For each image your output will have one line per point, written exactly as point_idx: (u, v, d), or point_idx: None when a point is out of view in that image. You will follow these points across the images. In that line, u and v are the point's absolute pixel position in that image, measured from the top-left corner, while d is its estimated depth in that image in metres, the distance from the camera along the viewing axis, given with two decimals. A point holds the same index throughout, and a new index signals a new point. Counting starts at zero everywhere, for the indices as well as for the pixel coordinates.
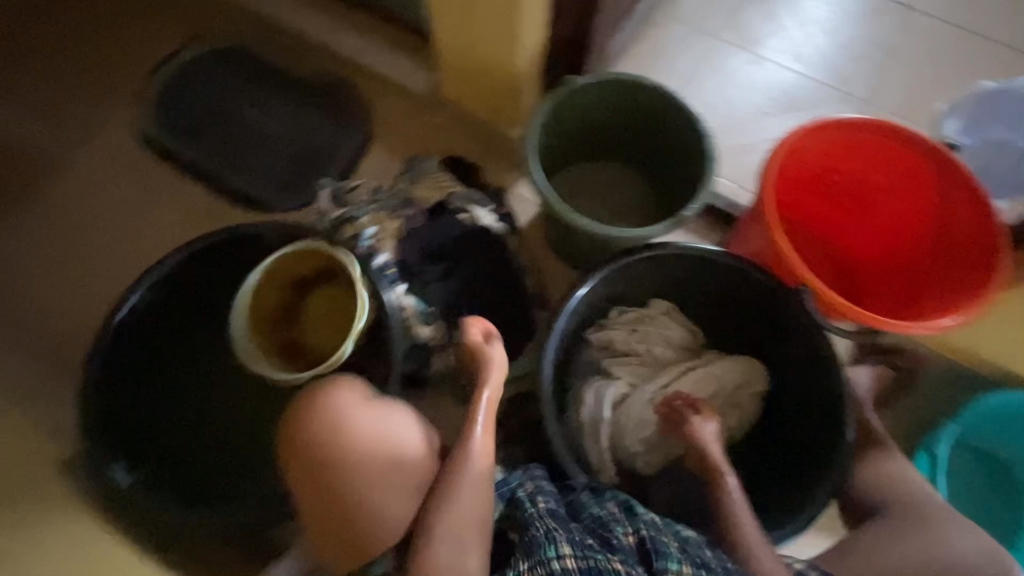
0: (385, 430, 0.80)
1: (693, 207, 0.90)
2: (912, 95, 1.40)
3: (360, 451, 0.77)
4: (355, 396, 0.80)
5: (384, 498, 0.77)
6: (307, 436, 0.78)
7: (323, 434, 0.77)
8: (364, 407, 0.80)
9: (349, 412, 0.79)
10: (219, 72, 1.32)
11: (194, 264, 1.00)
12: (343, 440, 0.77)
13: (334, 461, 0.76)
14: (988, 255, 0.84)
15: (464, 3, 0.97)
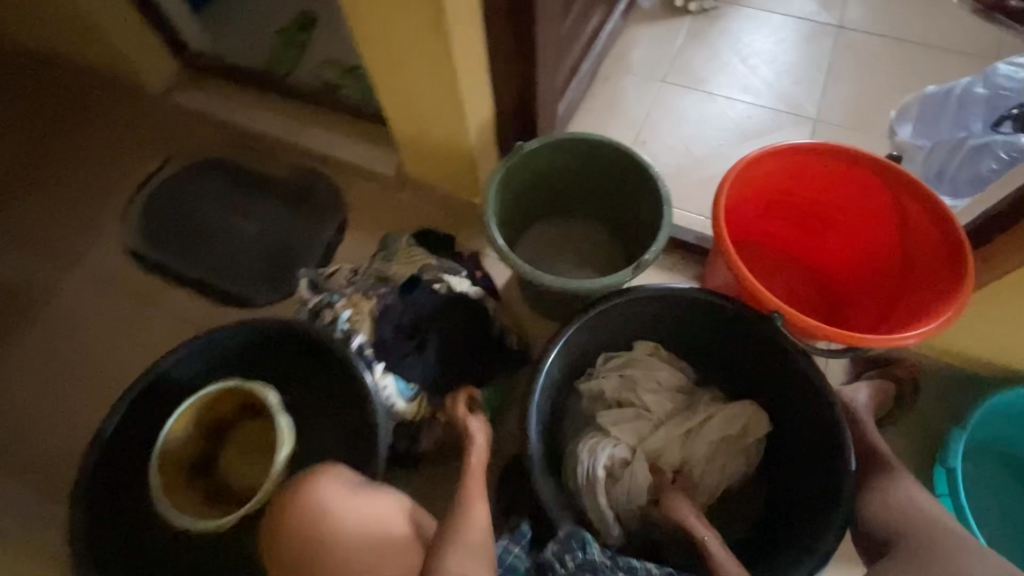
0: (374, 512, 0.73)
1: (653, 249, 0.92)
2: (860, 107, 1.45)
3: (346, 535, 0.70)
4: (338, 487, 0.75)
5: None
6: (287, 537, 0.71)
7: (302, 534, 0.71)
8: (348, 498, 0.73)
9: (336, 496, 0.73)
10: (199, 181, 1.40)
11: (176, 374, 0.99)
12: (325, 536, 0.70)
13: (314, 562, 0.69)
14: (955, 256, 0.81)
15: (411, 90, 1.03)
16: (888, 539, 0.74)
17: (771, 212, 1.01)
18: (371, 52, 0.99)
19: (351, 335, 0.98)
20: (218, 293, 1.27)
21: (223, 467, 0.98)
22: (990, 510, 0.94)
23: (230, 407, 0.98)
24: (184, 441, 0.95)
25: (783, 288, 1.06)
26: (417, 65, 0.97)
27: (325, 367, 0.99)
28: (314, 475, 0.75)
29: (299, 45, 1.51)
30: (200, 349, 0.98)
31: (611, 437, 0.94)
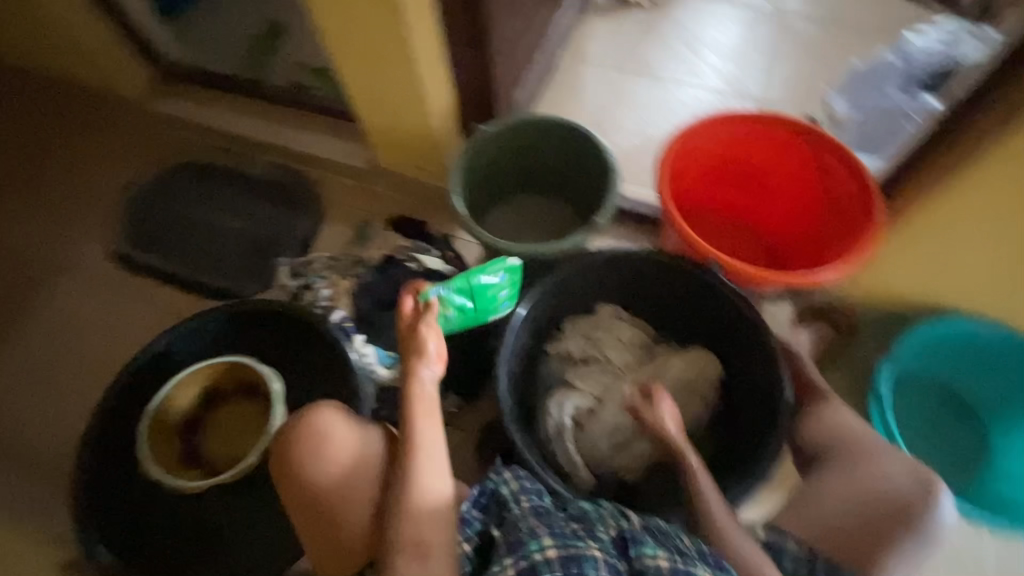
0: (362, 449, 0.82)
1: (601, 216, 1.02)
2: (799, 84, 1.56)
3: (340, 466, 0.80)
4: (336, 419, 0.82)
5: (360, 513, 0.79)
6: (293, 457, 0.81)
7: (307, 457, 0.80)
8: (345, 430, 0.82)
9: (329, 433, 0.81)
10: (177, 182, 1.46)
11: (173, 352, 1.06)
12: (324, 457, 0.80)
13: (313, 478, 0.80)
14: (868, 202, 0.93)
15: (374, 82, 1.11)
16: (819, 453, 0.86)
17: (713, 177, 1.11)
18: (336, 49, 1.05)
19: (332, 312, 1.07)
20: (203, 288, 1.33)
21: (216, 449, 1.04)
22: (927, 436, 1.04)
23: (201, 394, 1.04)
24: (173, 426, 1.02)
25: (730, 245, 1.17)
26: (380, 58, 1.04)
27: (309, 341, 1.06)
28: (310, 415, 0.82)
29: (269, 51, 1.58)
30: (194, 329, 1.06)
31: (578, 389, 1.02)
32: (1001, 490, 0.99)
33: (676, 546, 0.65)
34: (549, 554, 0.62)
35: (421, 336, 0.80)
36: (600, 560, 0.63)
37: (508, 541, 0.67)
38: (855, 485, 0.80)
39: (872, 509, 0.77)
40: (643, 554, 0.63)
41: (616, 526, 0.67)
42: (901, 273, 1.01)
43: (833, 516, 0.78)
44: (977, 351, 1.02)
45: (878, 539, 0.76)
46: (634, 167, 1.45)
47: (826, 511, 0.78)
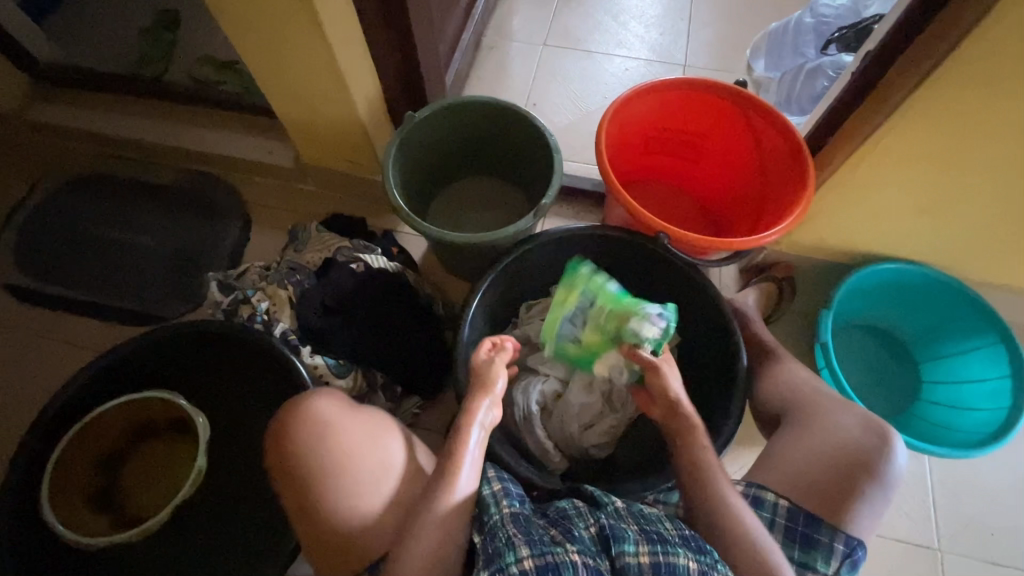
0: (373, 437, 0.75)
1: (548, 195, 0.99)
2: (722, 49, 1.58)
3: (348, 453, 0.73)
4: (335, 402, 0.76)
5: (372, 504, 0.72)
6: (291, 449, 0.73)
7: (309, 442, 0.73)
8: (347, 413, 0.76)
9: (335, 419, 0.74)
10: (77, 201, 1.32)
11: (91, 392, 0.93)
12: (328, 440, 0.73)
13: (318, 465, 0.72)
14: (798, 159, 0.94)
15: (287, 72, 1.01)
16: (780, 413, 0.87)
17: (649, 147, 1.13)
18: (242, 41, 0.96)
19: (273, 325, 0.99)
20: (122, 315, 1.21)
21: (131, 491, 0.99)
22: (861, 374, 1.12)
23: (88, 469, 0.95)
24: (77, 492, 0.93)
25: (672, 213, 1.19)
26: (293, 49, 0.95)
27: (252, 360, 0.99)
28: (314, 401, 0.75)
29: (163, 45, 1.42)
30: (108, 364, 0.92)
31: (541, 373, 1.01)
32: (925, 422, 1.05)
33: (657, 535, 0.64)
34: (526, 565, 0.59)
35: (491, 371, 0.81)
36: (579, 564, 0.59)
37: (487, 553, 0.65)
38: (815, 443, 0.78)
39: (835, 461, 0.75)
40: (623, 552, 0.61)
41: (597, 522, 0.67)
42: (831, 227, 1.06)
43: (796, 474, 0.76)
44: (903, 293, 1.10)
45: (845, 493, 0.73)
46: (571, 143, 1.44)
47: (788, 470, 0.76)
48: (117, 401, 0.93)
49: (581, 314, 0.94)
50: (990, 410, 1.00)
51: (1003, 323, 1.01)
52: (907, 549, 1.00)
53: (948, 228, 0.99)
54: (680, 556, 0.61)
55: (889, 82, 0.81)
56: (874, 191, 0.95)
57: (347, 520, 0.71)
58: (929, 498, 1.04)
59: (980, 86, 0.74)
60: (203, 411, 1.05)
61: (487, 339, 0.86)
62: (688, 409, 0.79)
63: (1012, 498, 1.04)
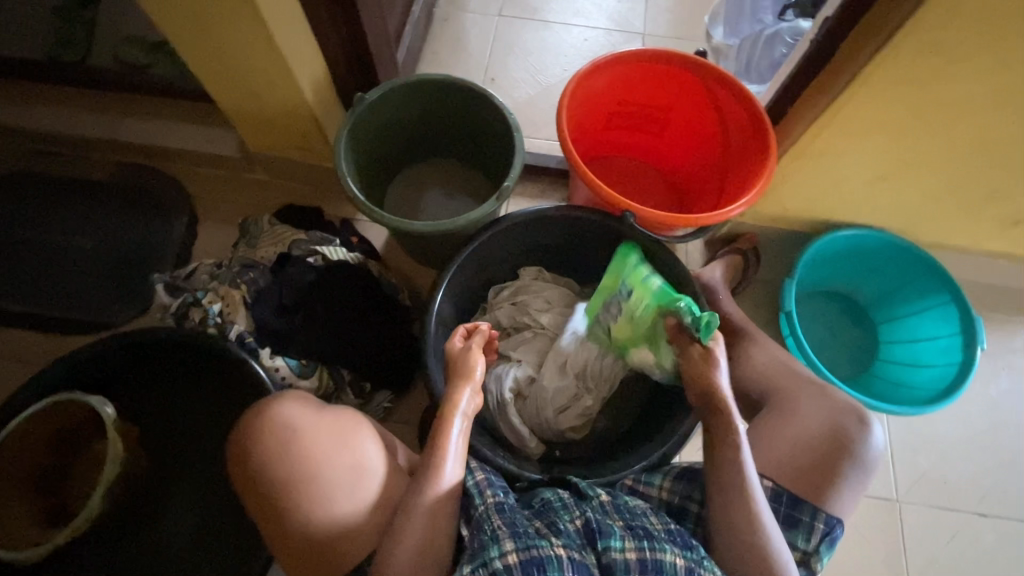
0: (343, 444, 0.71)
1: (510, 177, 0.96)
2: (681, 16, 1.54)
3: (316, 463, 0.69)
4: (301, 406, 0.73)
5: (345, 512, 0.69)
6: (259, 461, 0.70)
7: (275, 453, 0.69)
8: (315, 417, 0.72)
9: (299, 426, 0.71)
10: (0, 201, 1.21)
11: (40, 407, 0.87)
12: (296, 449, 0.69)
13: (288, 474, 0.69)
14: (760, 128, 0.93)
15: (222, 55, 0.94)
16: (757, 391, 0.89)
17: (612, 121, 1.10)
18: (169, 23, 0.88)
19: (227, 329, 0.93)
20: (64, 323, 1.12)
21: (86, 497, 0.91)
22: (824, 339, 1.15)
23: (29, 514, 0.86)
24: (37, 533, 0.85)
25: (638, 188, 1.18)
26: (225, 29, 0.88)
27: (210, 363, 0.94)
28: (276, 408, 0.72)
29: (83, 26, 1.30)
30: (59, 375, 0.88)
31: (514, 359, 0.99)
32: (884, 381, 1.09)
33: (643, 531, 0.65)
34: (510, 559, 0.58)
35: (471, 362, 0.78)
36: (563, 559, 0.59)
37: (472, 546, 0.64)
38: (796, 426, 0.80)
39: (812, 441, 0.78)
40: (609, 548, 0.62)
41: (582, 515, 0.66)
42: (794, 196, 1.07)
43: (776, 452, 0.78)
44: (861, 258, 1.12)
45: (826, 472, 0.76)
46: (532, 120, 1.40)
47: (768, 450, 0.79)
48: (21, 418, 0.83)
49: (617, 305, 0.90)
50: (943, 366, 1.05)
51: (953, 282, 1.05)
52: (869, 504, 1.05)
53: (905, 194, 1.01)
54: (667, 553, 0.62)
55: (849, 49, 0.81)
56: (835, 159, 0.96)
57: (325, 524, 0.68)
58: (890, 453, 1.09)
59: (937, 51, 0.74)
60: (160, 422, 0.99)
61: (460, 328, 0.84)
62: (728, 397, 0.74)
63: (964, 449, 1.10)
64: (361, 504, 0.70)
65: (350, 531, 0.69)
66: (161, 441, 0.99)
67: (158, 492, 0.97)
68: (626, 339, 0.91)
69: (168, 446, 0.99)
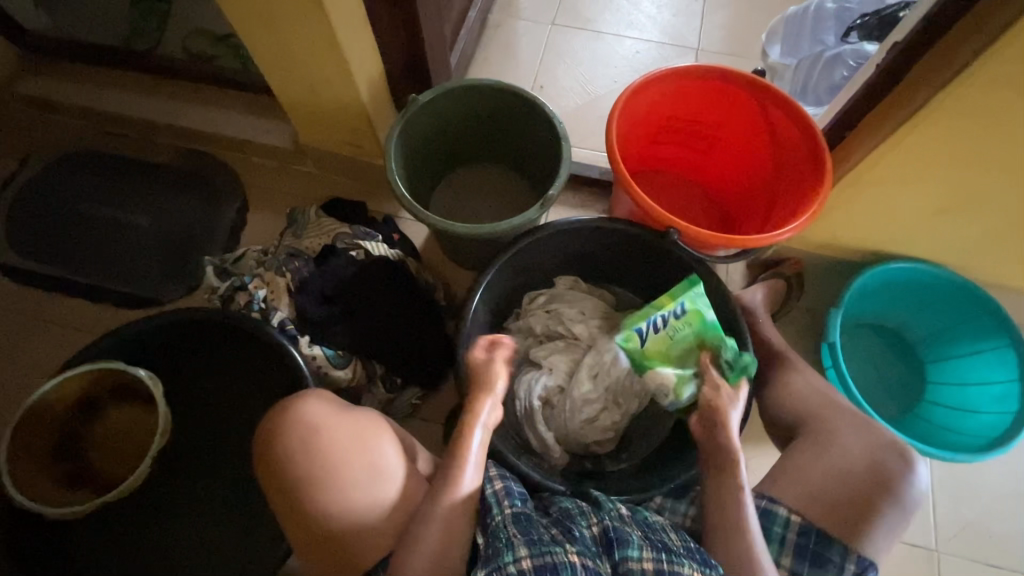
0: (364, 444, 0.73)
1: (555, 185, 0.95)
2: (737, 33, 1.52)
3: (336, 461, 0.70)
4: (323, 404, 0.74)
5: (364, 511, 0.70)
6: (281, 454, 0.71)
7: (297, 447, 0.71)
8: (337, 415, 0.74)
9: (322, 423, 0.72)
10: (68, 176, 1.28)
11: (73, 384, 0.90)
12: (316, 443, 0.71)
13: (308, 467, 0.70)
14: (816, 152, 0.92)
15: (287, 51, 0.97)
16: (794, 422, 0.87)
17: (661, 136, 1.09)
18: (241, 19, 0.92)
19: (270, 314, 0.96)
20: (117, 297, 1.18)
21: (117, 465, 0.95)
22: (866, 374, 1.11)
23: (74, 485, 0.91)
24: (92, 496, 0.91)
25: (681, 206, 1.16)
26: (291, 26, 0.91)
27: (250, 346, 0.97)
28: (298, 404, 0.74)
29: (158, 16, 1.37)
30: (113, 348, 0.92)
31: (545, 367, 0.98)
32: (930, 424, 1.04)
33: (662, 543, 0.64)
34: (524, 565, 0.58)
35: (494, 369, 0.79)
36: (578, 566, 0.59)
37: (486, 552, 0.64)
38: (830, 461, 0.77)
39: (850, 479, 0.75)
40: (627, 557, 0.61)
41: (600, 522, 0.67)
42: (845, 223, 1.04)
43: (813, 487, 0.75)
44: (910, 294, 1.08)
45: (864, 512, 0.73)
46: (578, 130, 1.40)
47: (803, 485, 0.76)
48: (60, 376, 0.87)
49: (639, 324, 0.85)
50: (996, 414, 0.99)
51: (1013, 327, 0.99)
52: (907, 551, 1.00)
53: (967, 229, 0.96)
54: (685, 566, 0.60)
55: (918, 76, 0.77)
56: (892, 188, 0.93)
57: (341, 518, 0.69)
58: (932, 500, 1.04)
59: (1014, 87, 0.71)
60: (197, 399, 1.03)
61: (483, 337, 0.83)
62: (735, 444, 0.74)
63: (1014, 503, 1.04)
64: (381, 502, 0.70)
65: (370, 529, 0.69)
66: (196, 419, 1.02)
67: (193, 466, 1.00)
68: (653, 352, 0.84)
69: (204, 423, 1.02)
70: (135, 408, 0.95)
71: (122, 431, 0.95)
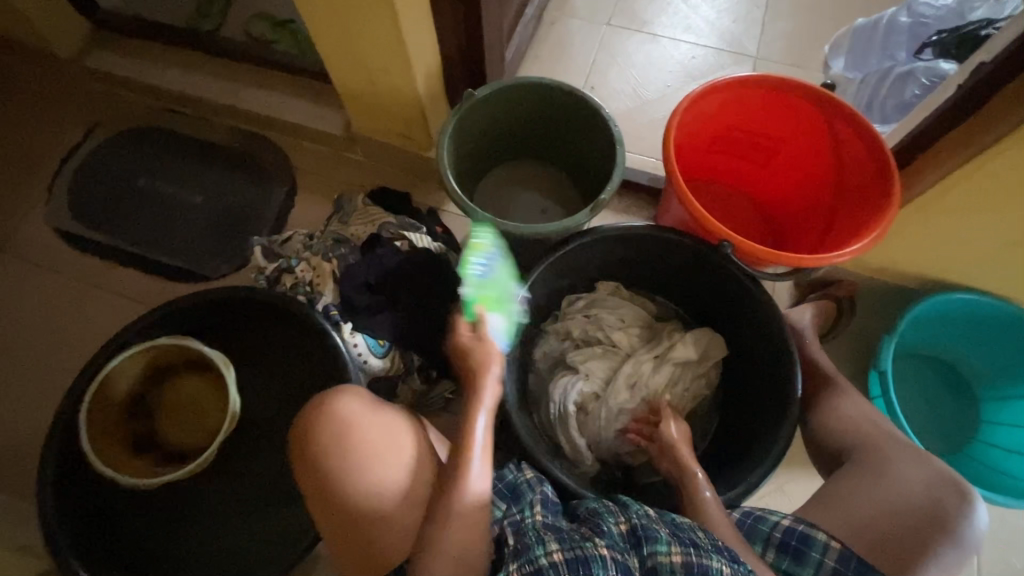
0: (395, 448, 0.72)
1: (607, 190, 0.94)
2: (798, 43, 1.47)
3: (367, 463, 0.70)
4: (357, 402, 0.73)
5: (395, 514, 0.70)
6: (316, 454, 0.71)
7: (330, 446, 0.71)
8: (370, 414, 0.73)
9: (355, 423, 0.72)
10: (129, 150, 1.32)
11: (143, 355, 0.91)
12: (350, 442, 0.70)
13: (343, 468, 0.70)
14: (884, 173, 0.88)
15: (349, 41, 0.98)
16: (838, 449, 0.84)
17: (717, 145, 1.06)
18: (308, 5, 0.93)
19: (314, 299, 0.98)
20: (170, 271, 1.22)
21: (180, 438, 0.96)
22: (915, 406, 1.06)
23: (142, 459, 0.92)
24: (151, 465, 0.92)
25: (732, 218, 1.13)
26: (357, 16, 0.92)
27: (291, 330, 0.99)
28: (333, 402, 0.73)
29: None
30: (164, 319, 0.94)
31: (582, 372, 0.97)
32: (980, 465, 1.00)
33: (690, 539, 0.62)
34: (555, 558, 0.58)
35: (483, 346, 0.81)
36: (607, 559, 0.58)
37: (517, 547, 0.64)
38: (876, 492, 0.75)
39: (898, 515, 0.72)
40: (656, 551, 0.59)
41: (627, 520, 0.65)
42: (907, 247, 0.99)
43: (858, 518, 0.73)
44: (971, 326, 1.03)
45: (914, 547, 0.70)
46: (627, 133, 1.38)
47: (848, 516, 0.74)
48: (133, 348, 0.90)
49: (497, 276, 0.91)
50: None
51: None
52: None
53: None
54: (714, 559, 0.59)
55: (1006, 99, 0.74)
56: (965, 212, 0.88)
57: (380, 517, 0.70)
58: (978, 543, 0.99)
59: None
60: (237, 376, 1.05)
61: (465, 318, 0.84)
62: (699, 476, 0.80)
63: None
64: (410, 505, 0.71)
65: (399, 532, 0.71)
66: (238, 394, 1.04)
67: (231, 441, 1.02)
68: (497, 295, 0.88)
69: (243, 400, 1.04)
70: (204, 383, 0.96)
71: (195, 407, 0.96)
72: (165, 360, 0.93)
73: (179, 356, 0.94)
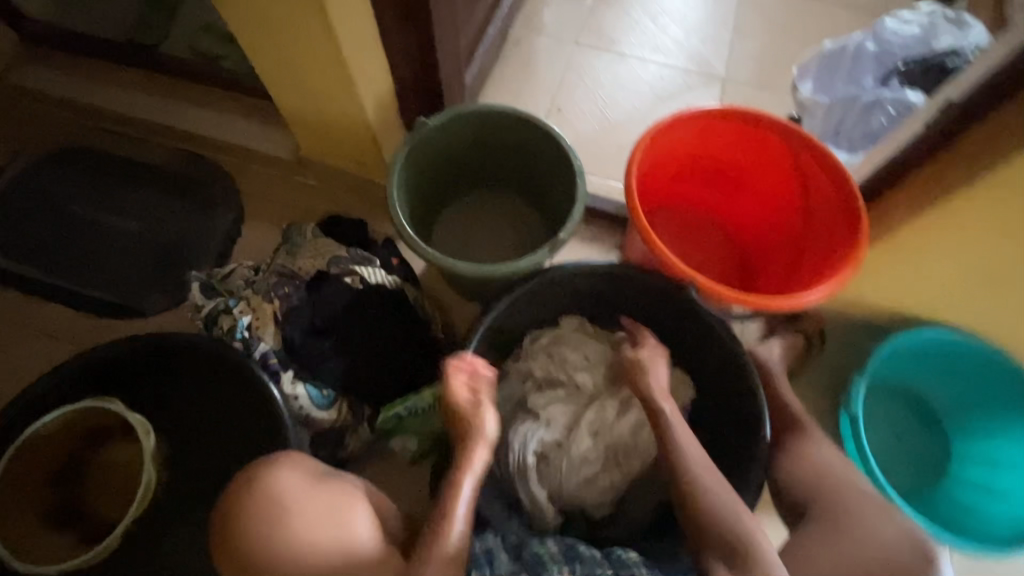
0: (334, 522, 0.66)
1: (568, 226, 0.89)
2: (767, 64, 1.44)
3: (303, 542, 0.64)
4: (296, 473, 0.69)
5: None
6: (243, 534, 0.64)
7: (261, 525, 0.64)
8: (308, 488, 0.68)
9: (291, 496, 0.66)
10: (59, 173, 1.22)
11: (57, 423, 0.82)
12: (284, 518, 0.64)
13: (275, 553, 0.63)
14: (852, 210, 0.85)
15: (289, 64, 0.92)
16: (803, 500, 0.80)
17: (683, 175, 1.02)
18: (242, 27, 0.86)
19: (252, 345, 0.89)
20: (102, 306, 1.12)
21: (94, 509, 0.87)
22: (887, 444, 1.03)
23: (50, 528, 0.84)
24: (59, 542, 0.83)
25: (700, 249, 1.09)
26: (296, 39, 0.85)
27: (225, 380, 0.90)
28: (268, 471, 0.68)
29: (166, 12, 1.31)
30: (84, 369, 0.85)
31: (542, 420, 0.91)
32: (954, 505, 0.97)
33: None
34: None
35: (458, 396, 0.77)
36: None
37: None
38: (843, 546, 0.73)
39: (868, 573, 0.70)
40: None
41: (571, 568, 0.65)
42: (875, 282, 0.97)
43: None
44: (939, 361, 1.00)
45: None
46: (594, 157, 1.33)
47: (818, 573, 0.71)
48: (56, 412, 0.81)
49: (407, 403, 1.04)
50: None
51: None
52: None
53: (1009, 301, 0.89)
54: None
55: (971, 139, 0.71)
56: (931, 251, 0.86)
57: None
58: None
59: None
60: (172, 426, 0.96)
61: (458, 360, 0.78)
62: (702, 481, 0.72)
63: None
64: None
65: None
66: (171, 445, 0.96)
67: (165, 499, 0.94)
68: None
69: (178, 452, 0.96)
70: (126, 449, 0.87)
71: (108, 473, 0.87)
72: (82, 425, 0.84)
73: (99, 422, 0.84)
